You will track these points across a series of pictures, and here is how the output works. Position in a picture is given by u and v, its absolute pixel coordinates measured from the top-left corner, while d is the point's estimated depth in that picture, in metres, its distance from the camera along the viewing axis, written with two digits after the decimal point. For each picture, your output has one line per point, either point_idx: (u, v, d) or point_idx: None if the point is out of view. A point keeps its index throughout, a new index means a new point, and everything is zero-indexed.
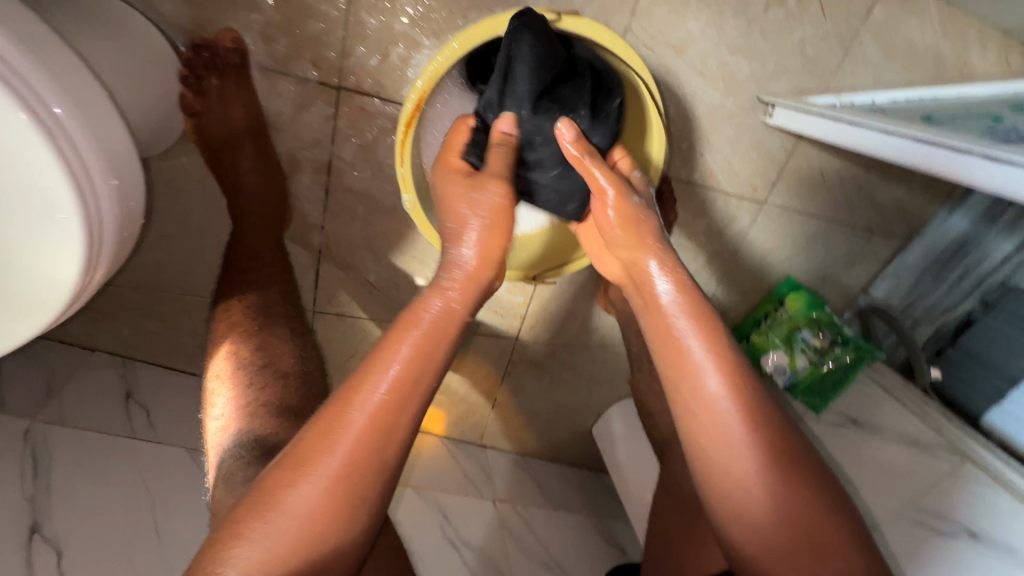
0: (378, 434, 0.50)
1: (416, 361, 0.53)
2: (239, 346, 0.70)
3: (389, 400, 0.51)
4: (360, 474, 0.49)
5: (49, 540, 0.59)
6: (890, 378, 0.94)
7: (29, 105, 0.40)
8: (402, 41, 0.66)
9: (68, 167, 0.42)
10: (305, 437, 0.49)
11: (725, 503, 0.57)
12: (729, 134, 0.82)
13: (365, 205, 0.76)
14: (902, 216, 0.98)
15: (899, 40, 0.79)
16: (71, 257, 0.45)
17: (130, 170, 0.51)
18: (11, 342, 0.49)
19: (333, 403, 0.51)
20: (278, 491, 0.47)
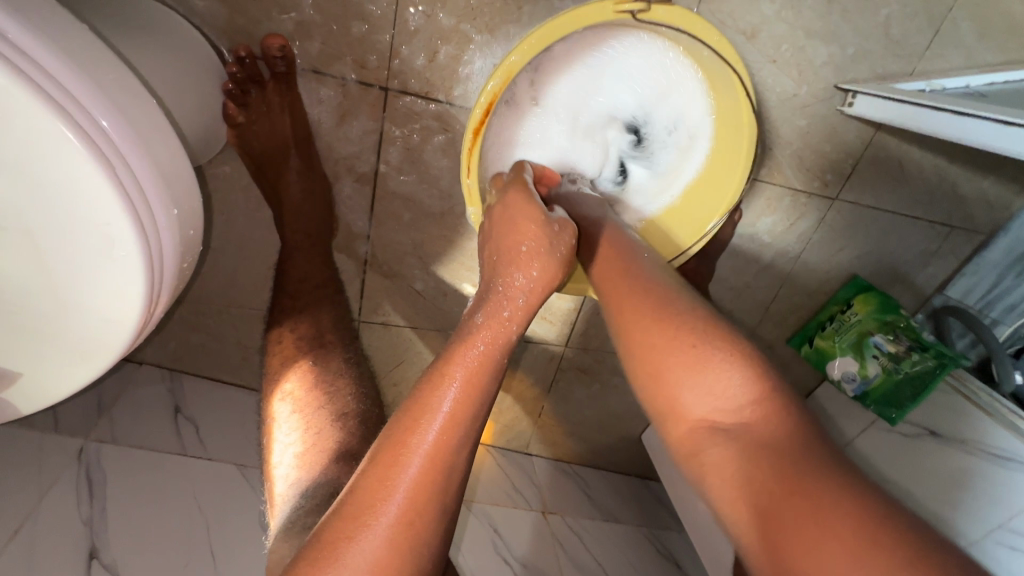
0: (442, 478, 0.42)
1: (474, 393, 0.46)
2: (305, 376, 0.66)
3: (450, 437, 0.43)
4: (420, 526, 0.40)
5: (108, 566, 0.57)
6: (969, 384, 0.85)
7: (79, 127, 0.37)
8: (453, 36, 0.61)
9: (122, 193, 0.39)
10: (361, 481, 0.42)
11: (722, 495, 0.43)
12: (800, 125, 0.75)
13: (412, 210, 0.72)
14: (987, 209, 0.89)
15: (998, 15, 0.70)
16: (132, 294, 0.42)
17: (191, 196, 0.47)
18: (81, 380, 0.48)
19: (387, 443, 0.43)
20: (337, 546, 0.39)
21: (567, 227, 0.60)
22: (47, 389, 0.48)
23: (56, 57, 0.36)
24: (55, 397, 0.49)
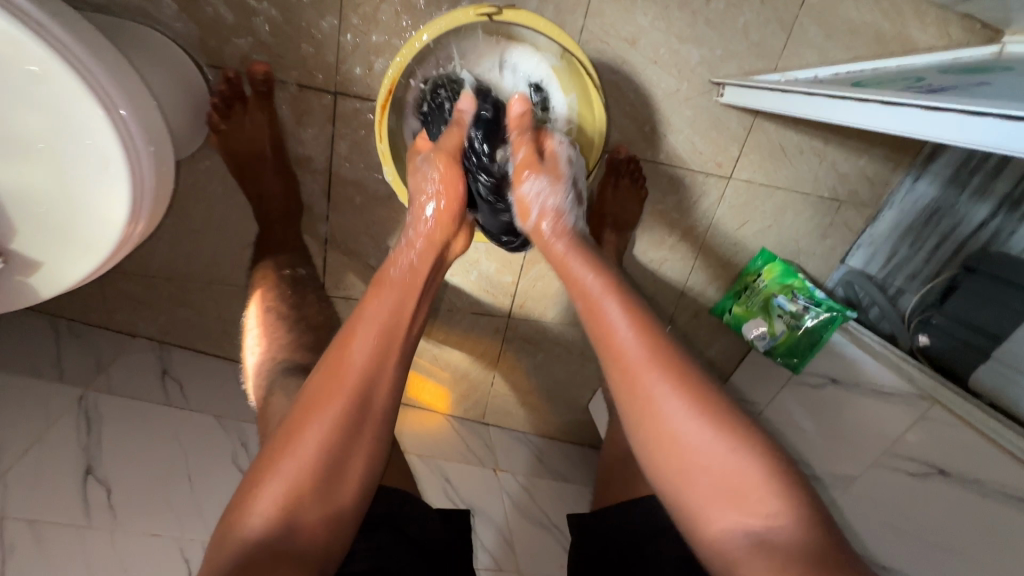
0: (376, 367, 0.55)
1: (397, 307, 0.58)
2: (276, 301, 0.80)
3: (381, 342, 0.57)
4: (355, 416, 0.53)
5: (101, 480, 0.68)
6: (868, 337, 0.97)
7: (83, 74, 0.49)
8: (387, 50, 0.77)
9: (125, 154, 0.52)
10: (313, 383, 0.54)
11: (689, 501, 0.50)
12: (687, 115, 0.90)
13: (363, 194, 0.87)
14: (867, 185, 1.03)
15: (837, 21, 0.87)
16: (120, 204, 0.53)
17: (163, 140, 0.59)
18: (64, 284, 0.58)
19: (326, 358, 0.56)
20: (297, 426, 0.52)
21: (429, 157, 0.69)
22: (30, 291, 0.58)
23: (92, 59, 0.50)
24: (35, 297, 0.59)
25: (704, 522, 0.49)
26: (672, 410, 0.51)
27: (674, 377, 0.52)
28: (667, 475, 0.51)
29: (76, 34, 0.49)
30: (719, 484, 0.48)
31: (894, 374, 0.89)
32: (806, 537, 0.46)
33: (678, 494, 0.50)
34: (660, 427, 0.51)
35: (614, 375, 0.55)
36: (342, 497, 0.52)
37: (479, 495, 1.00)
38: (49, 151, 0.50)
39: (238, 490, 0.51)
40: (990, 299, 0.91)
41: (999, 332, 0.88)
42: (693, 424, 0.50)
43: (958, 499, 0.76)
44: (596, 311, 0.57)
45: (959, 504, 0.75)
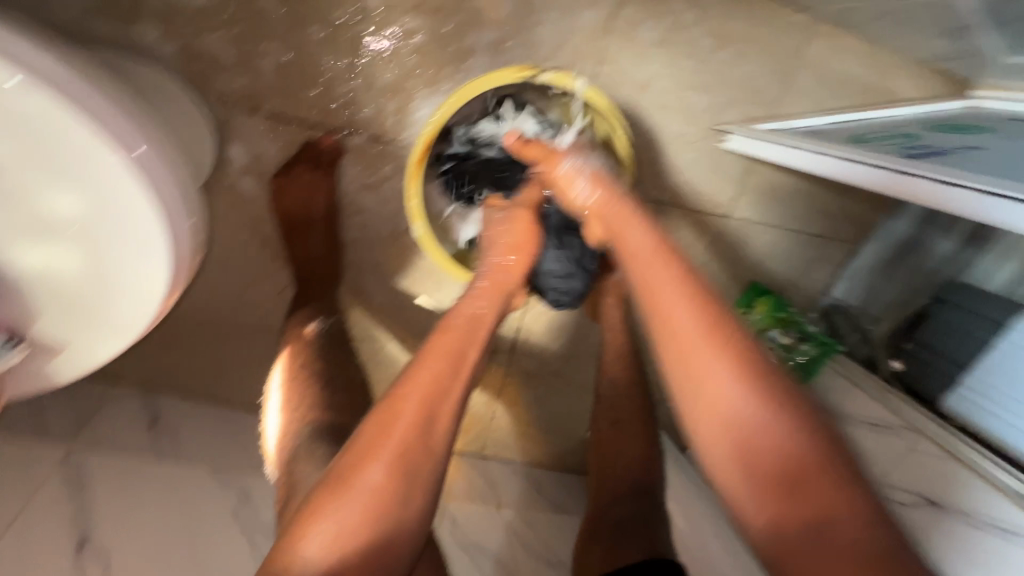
0: (427, 420, 0.57)
1: (451, 357, 0.61)
2: (299, 359, 0.78)
3: (436, 386, 0.58)
4: (412, 454, 0.56)
5: (98, 551, 0.65)
6: (854, 370, 1.03)
7: (127, 150, 0.47)
8: (403, 91, 0.76)
9: (158, 198, 0.49)
10: (364, 432, 0.56)
11: (733, 485, 0.54)
12: (691, 157, 0.93)
13: (372, 234, 0.84)
14: (850, 222, 1.09)
15: (831, 72, 0.91)
16: (157, 281, 0.51)
17: (195, 206, 0.57)
18: (111, 353, 0.55)
19: (385, 398, 0.58)
20: (352, 472, 0.54)
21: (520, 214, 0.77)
22: (77, 364, 0.55)
23: (105, 97, 0.46)
24: (82, 371, 0.56)
25: (738, 480, 0.53)
26: (740, 406, 0.54)
27: (734, 364, 0.55)
28: (722, 466, 0.54)
29: (84, 74, 0.46)
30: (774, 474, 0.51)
31: (878, 404, 0.95)
32: (860, 520, 0.49)
33: (726, 473, 0.54)
34: (694, 372, 0.56)
35: (668, 362, 0.58)
36: (401, 522, 0.55)
37: (485, 536, 0.99)
38: (85, 212, 0.47)
39: (290, 531, 0.53)
40: (955, 328, 0.96)
41: (963, 361, 0.93)
42: (713, 362, 0.55)
43: (947, 530, 0.80)
44: (653, 267, 0.63)
45: (941, 532, 0.80)
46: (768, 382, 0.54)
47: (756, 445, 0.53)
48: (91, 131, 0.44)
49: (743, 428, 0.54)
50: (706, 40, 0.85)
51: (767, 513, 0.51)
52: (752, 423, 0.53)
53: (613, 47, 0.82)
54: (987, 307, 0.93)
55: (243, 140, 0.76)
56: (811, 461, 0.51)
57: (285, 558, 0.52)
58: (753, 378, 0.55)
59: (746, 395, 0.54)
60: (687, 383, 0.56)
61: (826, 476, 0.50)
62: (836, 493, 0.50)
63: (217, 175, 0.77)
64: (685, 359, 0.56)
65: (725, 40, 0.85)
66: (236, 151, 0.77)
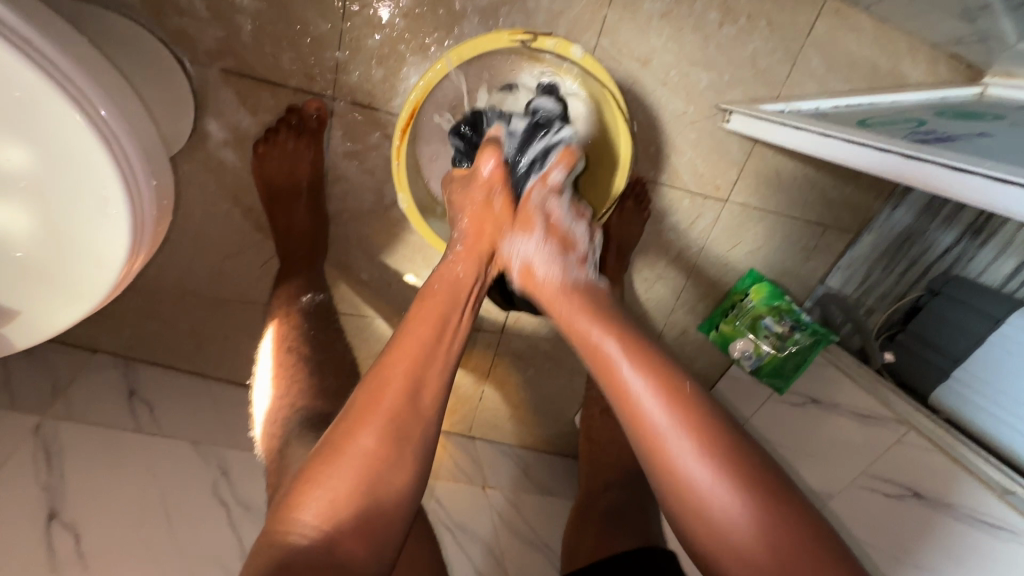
0: (419, 387, 0.55)
1: (438, 326, 0.59)
2: (286, 336, 0.77)
3: (425, 354, 0.57)
4: (404, 421, 0.54)
5: (68, 525, 0.63)
6: (845, 359, 1.01)
7: (80, 105, 0.44)
8: (393, 56, 0.72)
9: (114, 157, 0.46)
10: (357, 399, 0.54)
11: (688, 504, 0.53)
12: (691, 138, 0.90)
13: (359, 206, 0.82)
14: (850, 211, 1.07)
15: (839, 52, 0.87)
16: (117, 245, 0.49)
17: (161, 169, 0.55)
18: (68, 321, 0.53)
19: (375, 367, 0.56)
20: (343, 438, 0.52)
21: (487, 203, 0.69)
22: (33, 331, 0.53)
23: (61, 52, 0.44)
24: (42, 336, 0.54)
25: (683, 490, 0.54)
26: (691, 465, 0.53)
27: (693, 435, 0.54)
28: (681, 482, 0.54)
29: (39, 25, 0.43)
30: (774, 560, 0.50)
31: (865, 393, 0.94)
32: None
33: (679, 496, 0.54)
34: (645, 424, 0.56)
35: (597, 372, 0.60)
36: (399, 498, 0.51)
37: (469, 517, 0.98)
38: (38, 174, 0.45)
39: (282, 503, 0.50)
40: (945, 319, 0.94)
41: (955, 356, 0.91)
42: (679, 442, 0.54)
43: (932, 523, 0.80)
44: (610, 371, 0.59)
45: (927, 525, 0.80)
46: (701, 417, 0.55)
47: (714, 513, 0.52)
48: (41, 81, 0.42)
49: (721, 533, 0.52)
50: (713, 13, 0.81)
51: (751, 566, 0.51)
52: (723, 517, 0.52)
53: (615, 18, 0.78)
54: (982, 301, 0.90)
55: (222, 104, 0.72)
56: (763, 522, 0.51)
57: (280, 527, 0.49)
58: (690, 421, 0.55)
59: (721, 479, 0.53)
60: (657, 463, 0.55)
61: (767, 504, 0.52)
62: (786, 537, 0.51)
63: (196, 140, 0.74)
64: (621, 389, 0.58)
65: (732, 15, 0.81)
66: (217, 115, 0.73)
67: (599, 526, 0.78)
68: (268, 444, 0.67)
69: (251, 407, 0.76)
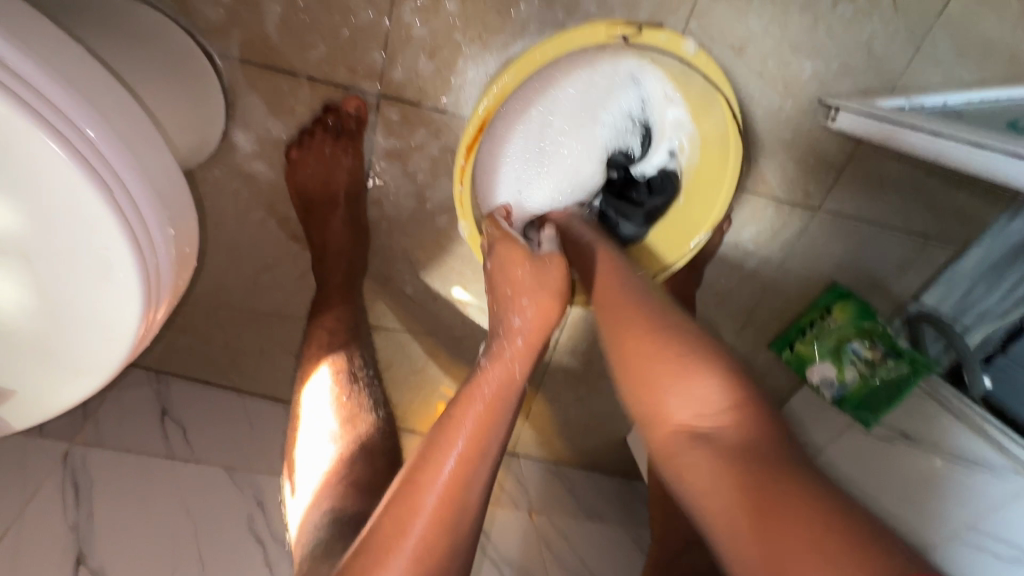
0: (450, 512, 0.48)
1: (478, 441, 0.51)
2: (344, 383, 0.71)
3: (460, 479, 0.49)
4: (431, 564, 0.45)
5: (95, 571, 0.58)
6: (946, 392, 0.87)
7: (60, 133, 0.37)
8: (447, 45, 0.62)
9: (111, 198, 0.40)
10: (382, 520, 0.47)
11: (703, 484, 0.50)
12: (785, 137, 0.78)
13: (404, 216, 0.73)
14: (961, 221, 0.92)
15: (975, 35, 0.72)
16: (129, 309, 0.43)
17: (185, 211, 0.48)
18: (83, 392, 0.48)
19: (403, 485, 0.49)
20: (368, 573, 0.44)
21: (555, 259, 0.65)
22: (47, 404, 0.48)
23: (37, 66, 0.36)
24: (40, 415, 0.49)
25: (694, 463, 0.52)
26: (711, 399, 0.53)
27: (721, 380, 0.54)
28: (694, 464, 0.51)
29: (17, 29, 0.35)
30: (747, 445, 0.50)
31: (971, 435, 0.81)
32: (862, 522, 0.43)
33: (701, 479, 0.50)
34: (671, 445, 0.54)
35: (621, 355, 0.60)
36: None
37: (515, 547, 0.92)
38: (33, 238, 0.40)
39: None
40: None
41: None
42: (704, 386, 0.54)
43: None
44: (634, 349, 0.59)
45: None
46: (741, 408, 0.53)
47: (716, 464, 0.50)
48: (10, 109, 0.35)
49: (727, 437, 0.51)
50: None
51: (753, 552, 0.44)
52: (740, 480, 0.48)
53: None
54: None
55: (256, 103, 0.64)
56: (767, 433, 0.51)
57: None
58: (729, 384, 0.54)
59: (738, 411, 0.52)
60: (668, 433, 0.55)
61: (782, 477, 0.47)
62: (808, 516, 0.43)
63: (228, 143, 0.66)
64: (650, 378, 0.56)
65: None
66: (250, 114, 0.65)
67: None
68: (303, 550, 0.54)
69: (290, 454, 0.69)
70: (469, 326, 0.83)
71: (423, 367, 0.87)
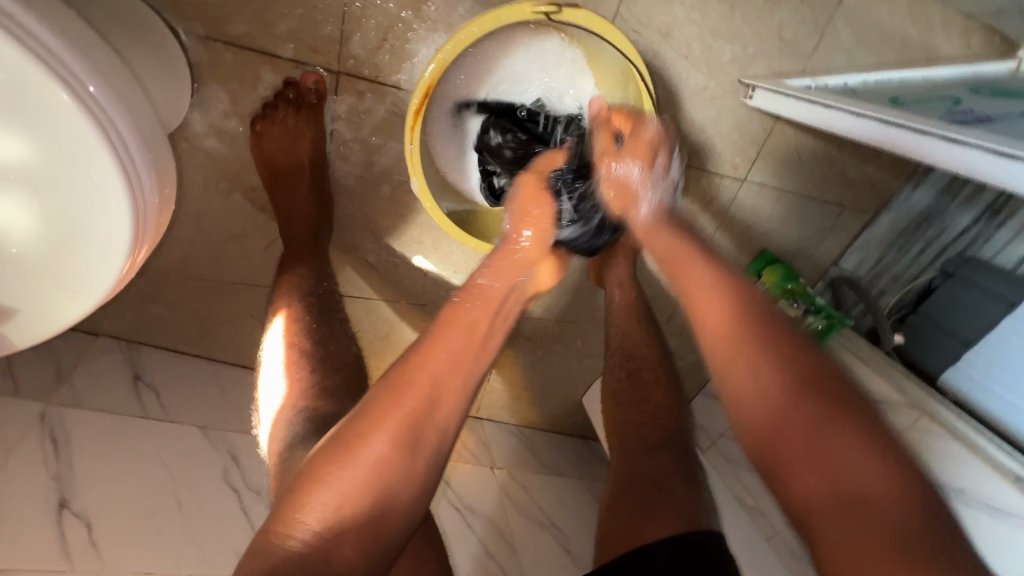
0: (439, 393, 0.56)
1: (468, 337, 0.59)
2: (292, 327, 0.74)
3: (447, 369, 0.57)
4: (418, 433, 0.54)
5: (78, 515, 0.63)
6: (859, 345, 0.98)
7: (65, 81, 0.42)
8: (401, 26, 0.68)
9: (108, 141, 0.45)
10: (375, 397, 0.54)
11: (733, 380, 0.58)
12: (711, 115, 0.86)
13: (365, 187, 0.79)
14: (870, 190, 1.02)
15: (871, 24, 0.83)
16: (118, 243, 0.48)
17: (164, 158, 0.54)
18: (70, 317, 0.53)
19: (391, 371, 0.56)
20: (358, 441, 0.52)
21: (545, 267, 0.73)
22: (32, 329, 0.52)
23: (44, 24, 0.41)
24: (40, 337, 0.54)
25: (714, 346, 0.60)
26: (762, 365, 0.56)
27: (768, 344, 0.57)
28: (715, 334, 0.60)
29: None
30: (797, 443, 0.53)
31: (883, 380, 0.90)
32: (894, 498, 0.48)
33: (731, 371, 0.58)
34: (716, 328, 0.60)
35: (672, 269, 0.67)
36: (399, 505, 0.52)
37: (479, 498, 0.98)
38: (39, 166, 0.44)
39: (288, 495, 0.50)
40: (955, 300, 0.92)
41: (966, 339, 0.88)
42: (759, 363, 0.56)
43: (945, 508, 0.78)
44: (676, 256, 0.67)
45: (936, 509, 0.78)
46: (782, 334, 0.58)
47: (757, 357, 0.57)
48: (21, 55, 0.40)
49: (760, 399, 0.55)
50: None
51: (754, 410, 0.56)
52: (764, 369, 0.56)
53: None
54: (993, 283, 0.87)
55: (220, 77, 0.68)
56: (812, 416, 0.53)
57: (283, 523, 0.48)
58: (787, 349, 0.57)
59: (764, 353, 0.57)
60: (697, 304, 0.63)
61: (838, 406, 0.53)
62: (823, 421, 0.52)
63: (193, 116, 0.70)
64: (680, 262, 0.66)
65: None
66: (214, 88, 0.69)
67: (633, 507, 0.75)
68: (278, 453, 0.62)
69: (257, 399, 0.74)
70: (429, 292, 0.89)
71: (388, 332, 0.93)
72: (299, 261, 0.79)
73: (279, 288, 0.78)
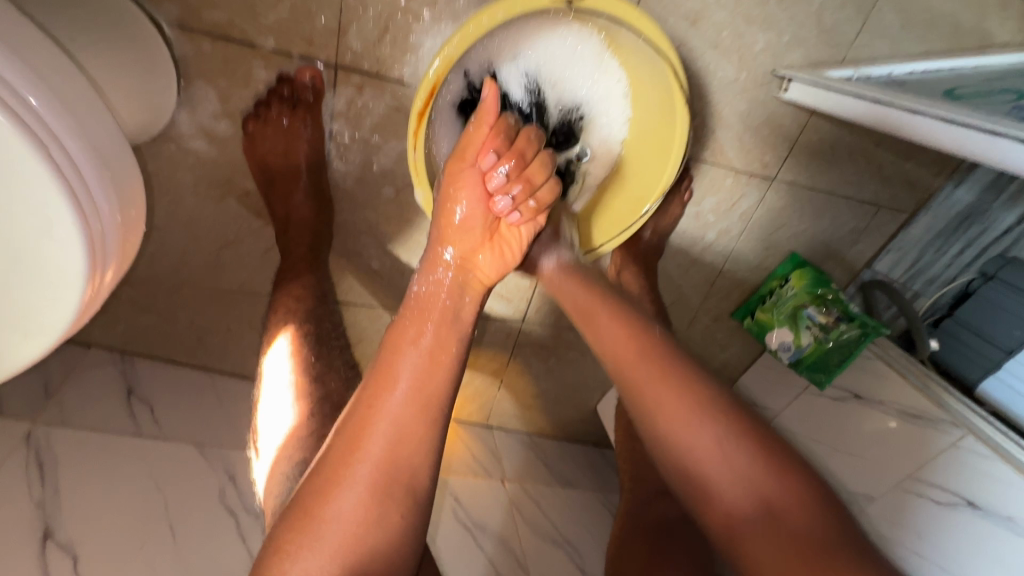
0: (401, 432, 0.50)
1: (426, 361, 0.53)
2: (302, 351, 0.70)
3: (412, 404, 0.52)
4: (388, 478, 0.49)
5: (64, 545, 0.60)
6: (894, 352, 0.90)
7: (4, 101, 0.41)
8: (402, 15, 0.62)
9: (51, 163, 0.44)
10: (335, 446, 0.50)
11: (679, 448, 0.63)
12: (740, 109, 0.80)
13: (366, 190, 0.73)
14: (909, 189, 0.95)
15: (918, 7, 0.75)
16: (72, 267, 0.47)
17: (122, 175, 0.53)
18: (29, 352, 0.51)
19: (348, 424, 0.51)
20: (318, 502, 0.48)
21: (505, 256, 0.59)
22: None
23: None
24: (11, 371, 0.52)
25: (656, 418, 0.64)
26: (700, 437, 0.62)
27: (703, 408, 0.63)
28: (658, 404, 0.64)
29: None
30: (741, 498, 0.61)
31: (923, 396, 0.83)
32: (815, 522, 0.60)
33: (676, 439, 0.63)
34: (656, 399, 0.64)
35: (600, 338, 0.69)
36: (381, 557, 0.48)
37: (487, 514, 0.94)
38: None
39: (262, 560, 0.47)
40: (996, 309, 0.84)
41: (1010, 348, 0.81)
42: (701, 432, 0.63)
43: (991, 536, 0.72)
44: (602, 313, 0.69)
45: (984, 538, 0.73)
46: (707, 398, 0.64)
47: (693, 431, 0.63)
48: None
49: (700, 467, 0.62)
50: None
51: (711, 473, 0.62)
52: (710, 438, 0.62)
53: None
54: None
55: (207, 74, 0.63)
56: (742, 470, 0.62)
57: None
58: (717, 415, 0.63)
59: (701, 422, 0.63)
60: (635, 373, 0.65)
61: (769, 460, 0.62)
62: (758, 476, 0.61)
63: (181, 116, 0.65)
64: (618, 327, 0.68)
65: None
66: (201, 87, 0.64)
67: None
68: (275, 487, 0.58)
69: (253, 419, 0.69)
70: None
71: None
72: (298, 273, 0.74)
73: (276, 305, 0.74)
